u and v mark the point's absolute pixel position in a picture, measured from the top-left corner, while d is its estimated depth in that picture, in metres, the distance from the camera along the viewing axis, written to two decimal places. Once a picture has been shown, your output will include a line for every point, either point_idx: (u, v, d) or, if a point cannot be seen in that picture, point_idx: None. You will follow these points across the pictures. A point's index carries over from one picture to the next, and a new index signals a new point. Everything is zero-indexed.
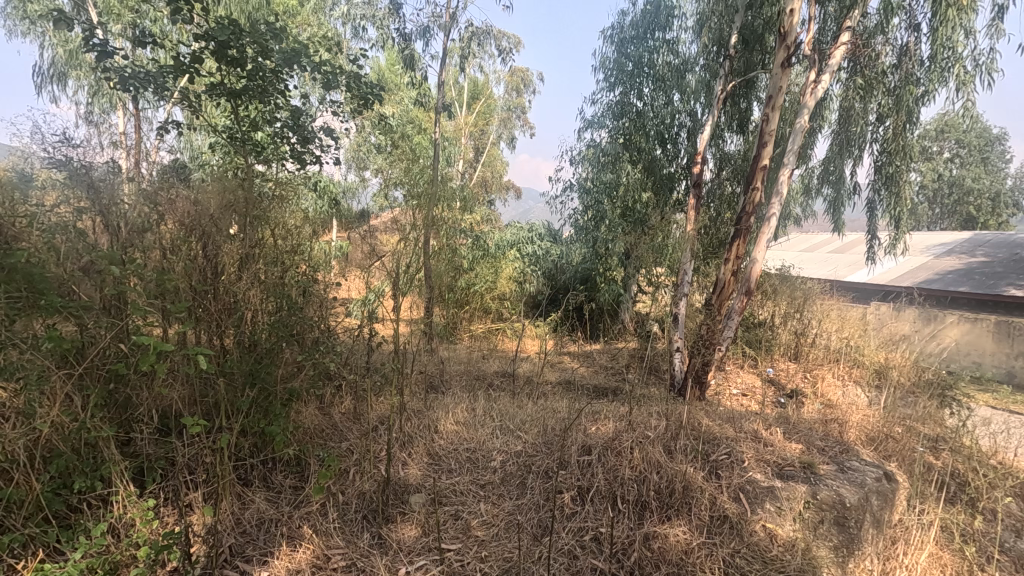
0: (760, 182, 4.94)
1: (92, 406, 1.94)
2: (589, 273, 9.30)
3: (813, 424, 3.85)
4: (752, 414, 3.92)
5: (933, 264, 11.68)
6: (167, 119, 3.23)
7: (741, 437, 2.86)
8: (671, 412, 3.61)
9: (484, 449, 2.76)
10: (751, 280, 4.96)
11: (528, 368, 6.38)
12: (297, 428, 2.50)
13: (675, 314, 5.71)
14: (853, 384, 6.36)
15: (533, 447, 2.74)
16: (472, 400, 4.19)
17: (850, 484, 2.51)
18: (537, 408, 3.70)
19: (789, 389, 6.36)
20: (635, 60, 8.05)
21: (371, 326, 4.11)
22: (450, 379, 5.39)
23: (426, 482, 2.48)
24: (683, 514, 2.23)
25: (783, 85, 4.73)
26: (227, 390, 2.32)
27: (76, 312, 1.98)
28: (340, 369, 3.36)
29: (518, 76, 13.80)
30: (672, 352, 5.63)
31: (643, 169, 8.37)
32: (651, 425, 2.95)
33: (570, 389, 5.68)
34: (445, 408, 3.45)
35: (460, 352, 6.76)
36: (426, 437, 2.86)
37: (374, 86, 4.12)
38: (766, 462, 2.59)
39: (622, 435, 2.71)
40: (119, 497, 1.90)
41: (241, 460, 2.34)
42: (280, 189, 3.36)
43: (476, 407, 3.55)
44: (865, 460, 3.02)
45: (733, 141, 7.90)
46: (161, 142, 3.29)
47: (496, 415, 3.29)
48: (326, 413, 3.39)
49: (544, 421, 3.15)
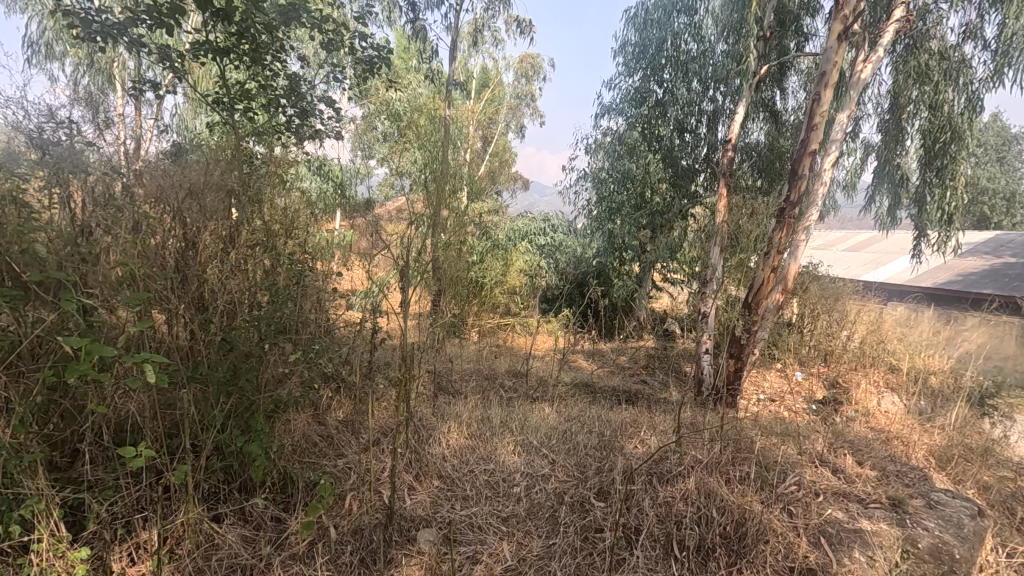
0: (807, 168, 4.52)
1: (18, 426, 1.54)
2: (603, 267, 8.86)
3: (867, 439, 3.40)
4: (799, 428, 3.48)
5: (953, 263, 11.22)
6: (168, 89, 2.84)
7: (804, 462, 2.43)
8: (706, 426, 3.16)
9: (504, 471, 2.35)
10: (789, 278, 4.51)
11: (541, 368, 5.95)
12: (281, 448, 2.09)
13: (703, 313, 5.27)
14: (890, 391, 5.91)
15: (563, 471, 2.33)
16: (483, 406, 3.77)
17: (947, 527, 2.05)
18: (557, 417, 3.27)
19: (823, 395, 5.92)
20: (657, 43, 7.51)
21: (373, 321, 3.70)
22: (457, 381, 4.95)
23: (437, 514, 2.07)
24: (756, 566, 1.81)
25: (837, 61, 4.28)
26: (198, 402, 1.91)
27: (8, 304, 1.58)
28: (339, 371, 2.94)
29: (527, 62, 13.14)
30: (700, 355, 5.14)
31: (662, 159, 7.90)
32: (700, 445, 2.53)
33: (587, 393, 5.25)
34: (454, 417, 3.03)
35: (469, 350, 6.35)
36: (435, 455, 2.44)
37: (383, 50, 3.71)
38: (845, 498, 2.15)
39: (667, 460, 2.29)
40: (46, 544, 1.51)
41: (211, 487, 1.94)
42: (271, 166, 2.95)
43: (490, 416, 3.13)
44: (944, 488, 2.58)
45: (758, 130, 7.46)
46: (156, 114, 2.89)
47: (515, 425, 2.87)
48: (321, 421, 2.98)
49: (571, 435, 2.73)
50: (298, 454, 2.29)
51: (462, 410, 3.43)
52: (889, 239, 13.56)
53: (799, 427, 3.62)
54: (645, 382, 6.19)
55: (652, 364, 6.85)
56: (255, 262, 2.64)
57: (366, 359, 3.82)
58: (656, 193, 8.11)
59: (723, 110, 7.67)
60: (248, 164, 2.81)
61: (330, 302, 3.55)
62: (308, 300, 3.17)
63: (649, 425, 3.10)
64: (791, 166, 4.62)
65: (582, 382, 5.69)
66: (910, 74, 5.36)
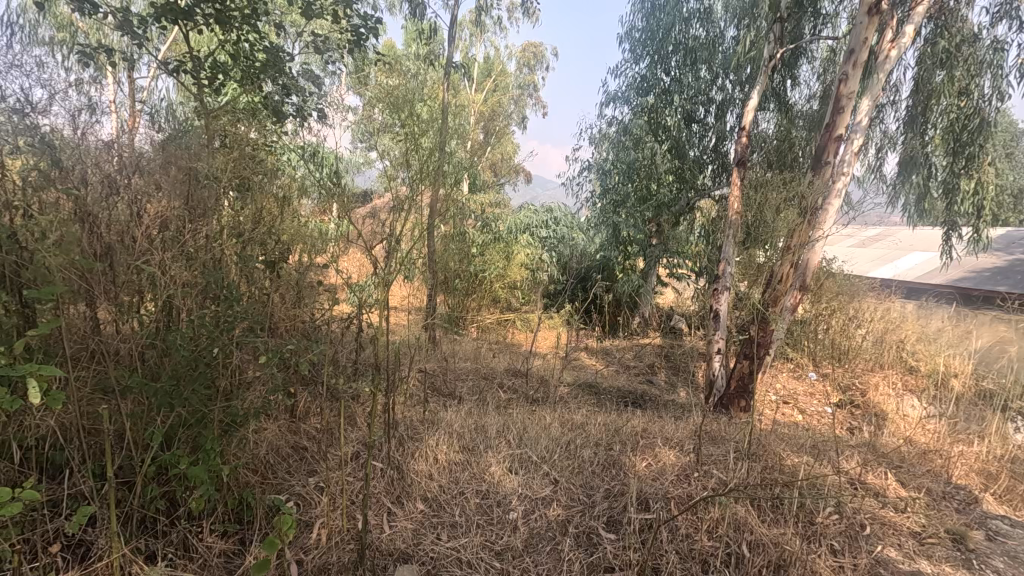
0: (835, 155, 4.18)
1: None
2: (607, 261, 8.54)
3: (900, 452, 3.10)
4: (825, 440, 3.17)
5: (965, 260, 10.89)
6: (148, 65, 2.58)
7: (843, 483, 2.13)
8: (726, 439, 2.86)
9: (499, 494, 2.05)
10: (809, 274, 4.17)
11: (543, 367, 5.65)
12: (236, 470, 1.81)
13: (715, 310, 4.95)
14: (910, 395, 5.62)
15: (567, 495, 2.03)
16: (480, 410, 3.48)
17: (1017, 566, 1.76)
18: (559, 425, 2.96)
19: (838, 398, 5.62)
20: (665, 28, 7.08)
21: (360, 318, 3.40)
22: (454, 381, 4.65)
23: (420, 547, 1.78)
24: None
25: (868, 38, 3.94)
26: (133, 419, 1.62)
27: None
28: (317, 375, 2.65)
29: (529, 51, 12.76)
30: (711, 355, 4.84)
31: (670, 149, 7.55)
32: (723, 465, 2.22)
33: (591, 394, 4.95)
34: (445, 426, 2.72)
35: (467, 347, 6.05)
36: (421, 473, 2.14)
37: (370, 18, 3.49)
38: (896, 529, 1.86)
39: (685, 487, 1.99)
40: None
41: (148, 518, 1.66)
42: (239, 145, 2.64)
43: (486, 423, 2.82)
44: (998, 512, 2.29)
45: (767, 120, 7.14)
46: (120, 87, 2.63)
47: (513, 436, 2.56)
48: (298, 429, 2.68)
49: (575, 448, 2.43)
50: (261, 472, 2.00)
51: (455, 419, 3.13)
52: (898, 234, 13.21)
53: (824, 436, 3.33)
54: (652, 382, 5.90)
55: (659, 363, 6.56)
56: (214, 253, 2.33)
57: (352, 359, 3.52)
58: (662, 185, 7.78)
59: (733, 99, 7.31)
60: (208, 140, 2.50)
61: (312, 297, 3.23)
62: (281, 296, 2.86)
63: (662, 436, 2.79)
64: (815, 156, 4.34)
65: (585, 382, 5.40)
66: (936, 56, 5.11)
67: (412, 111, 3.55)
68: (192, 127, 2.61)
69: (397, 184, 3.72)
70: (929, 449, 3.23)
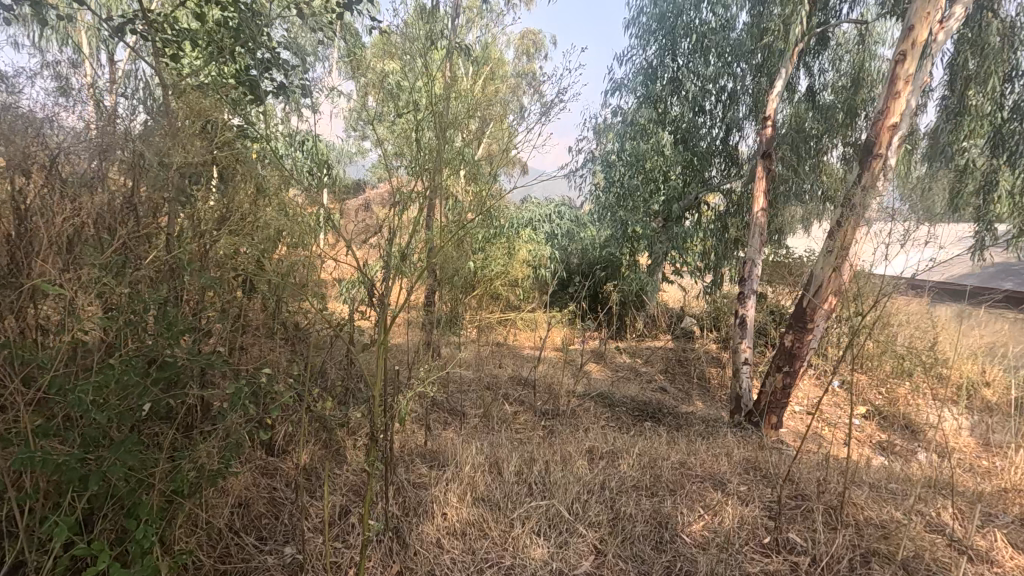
0: (887, 145, 3.53)
1: None
2: (613, 258, 8.11)
3: (970, 488, 2.76)
4: (885, 476, 2.82)
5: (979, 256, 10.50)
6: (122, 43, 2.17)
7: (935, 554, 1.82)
8: (779, 478, 2.47)
9: (526, 569, 1.77)
10: (843, 280, 3.72)
11: (551, 374, 5.25)
12: (182, 554, 1.53)
13: (742, 315, 4.50)
14: (943, 406, 5.27)
15: (615, 568, 1.80)
16: (489, 437, 3.06)
17: None
18: (584, 458, 2.57)
19: (865, 409, 5.29)
20: (674, 13, 6.60)
21: (350, 329, 2.96)
22: (456, 394, 4.23)
23: None
24: None
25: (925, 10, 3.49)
26: (35, 510, 1.28)
27: None
28: (301, 405, 2.24)
29: (529, 38, 12.19)
30: (738, 366, 4.43)
31: (676, 141, 7.09)
32: (800, 535, 1.96)
33: (606, 407, 4.54)
34: (452, 464, 2.33)
35: (468, 351, 5.63)
36: (431, 539, 1.86)
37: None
38: None
39: (752, 567, 1.79)
40: None
41: None
42: (219, 134, 2.25)
43: (502, 457, 2.42)
44: None
45: (780, 111, 6.79)
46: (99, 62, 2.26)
47: (539, 480, 2.19)
48: (275, 471, 2.28)
49: (618, 498, 2.12)
50: (221, 549, 1.75)
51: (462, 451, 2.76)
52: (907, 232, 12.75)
53: (878, 470, 2.96)
54: (665, 390, 5.53)
55: (672, 369, 6.17)
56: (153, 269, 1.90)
57: (341, 376, 3.09)
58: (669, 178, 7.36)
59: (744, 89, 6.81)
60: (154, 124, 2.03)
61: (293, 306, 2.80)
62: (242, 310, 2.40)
63: (708, 477, 2.40)
64: (863, 145, 3.65)
65: (598, 392, 4.97)
66: (971, 45, 4.74)
67: (407, 95, 3.06)
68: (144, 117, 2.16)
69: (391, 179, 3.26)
70: (996, 484, 2.89)
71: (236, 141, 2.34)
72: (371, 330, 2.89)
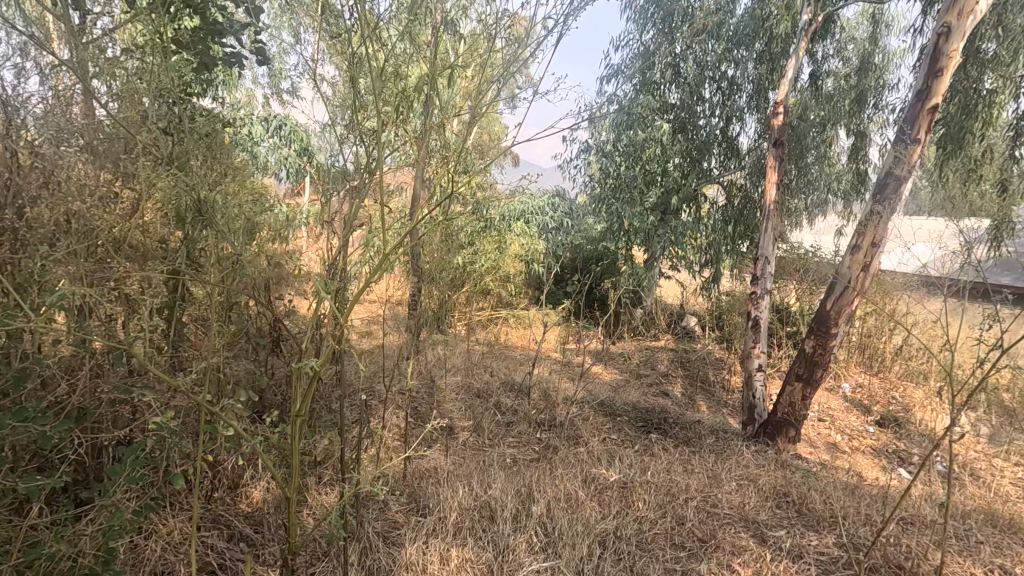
0: (925, 131, 3.14)
1: None
2: (609, 253, 7.71)
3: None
4: (928, 510, 2.49)
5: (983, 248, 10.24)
6: (28, 27, 1.87)
7: None
8: (823, 527, 2.14)
9: None
10: (866, 280, 3.36)
11: (545, 378, 4.84)
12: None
13: (754, 317, 4.13)
14: (960, 413, 4.97)
15: None
16: (478, 466, 2.68)
17: None
18: (589, 501, 2.19)
19: (879, 416, 4.99)
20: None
21: (318, 339, 2.56)
22: (442, 404, 3.81)
23: None
24: None
25: None
26: None
27: None
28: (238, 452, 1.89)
29: None
30: (750, 374, 4.07)
31: (674, 130, 6.62)
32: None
33: (607, 417, 4.16)
34: (440, 514, 2.05)
35: (457, 353, 5.19)
36: None
37: None
38: None
39: None
40: None
41: None
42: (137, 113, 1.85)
43: (500, 500, 2.12)
44: None
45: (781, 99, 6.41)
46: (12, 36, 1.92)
47: (541, 538, 1.93)
48: (214, 527, 1.94)
49: (634, 561, 1.86)
50: None
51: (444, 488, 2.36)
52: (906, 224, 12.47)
53: (913, 499, 2.66)
54: (668, 396, 5.17)
55: (673, 372, 5.80)
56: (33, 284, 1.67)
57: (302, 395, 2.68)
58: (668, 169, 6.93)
59: (744, 76, 6.43)
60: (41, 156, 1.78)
61: (243, 318, 2.40)
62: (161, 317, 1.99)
63: (740, 527, 2.10)
64: (898, 130, 3.25)
65: (598, 398, 4.58)
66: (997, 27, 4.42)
67: (367, 65, 2.56)
68: (82, 110, 1.93)
69: (351, 165, 2.78)
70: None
71: (160, 122, 1.92)
72: (330, 344, 2.46)
